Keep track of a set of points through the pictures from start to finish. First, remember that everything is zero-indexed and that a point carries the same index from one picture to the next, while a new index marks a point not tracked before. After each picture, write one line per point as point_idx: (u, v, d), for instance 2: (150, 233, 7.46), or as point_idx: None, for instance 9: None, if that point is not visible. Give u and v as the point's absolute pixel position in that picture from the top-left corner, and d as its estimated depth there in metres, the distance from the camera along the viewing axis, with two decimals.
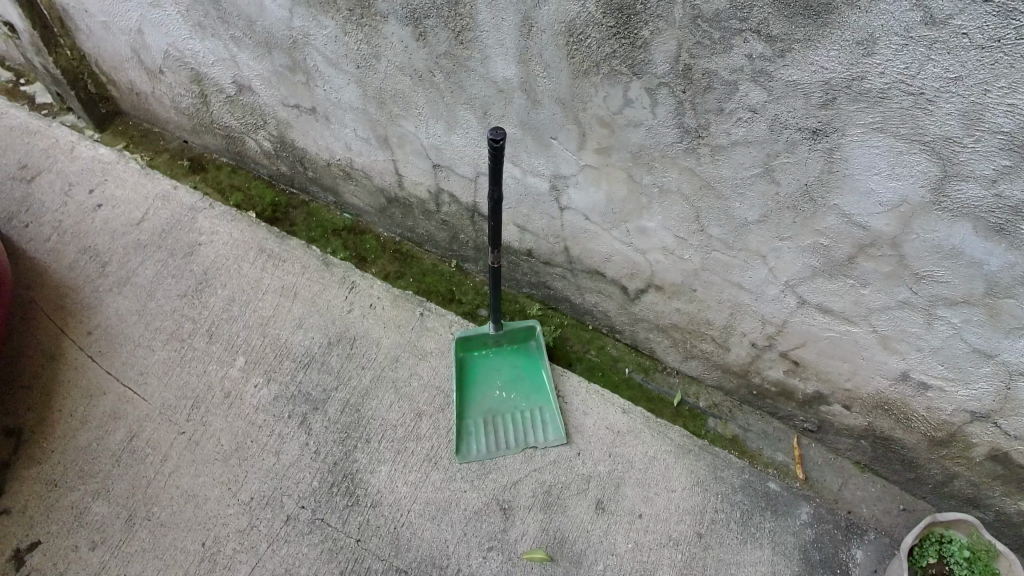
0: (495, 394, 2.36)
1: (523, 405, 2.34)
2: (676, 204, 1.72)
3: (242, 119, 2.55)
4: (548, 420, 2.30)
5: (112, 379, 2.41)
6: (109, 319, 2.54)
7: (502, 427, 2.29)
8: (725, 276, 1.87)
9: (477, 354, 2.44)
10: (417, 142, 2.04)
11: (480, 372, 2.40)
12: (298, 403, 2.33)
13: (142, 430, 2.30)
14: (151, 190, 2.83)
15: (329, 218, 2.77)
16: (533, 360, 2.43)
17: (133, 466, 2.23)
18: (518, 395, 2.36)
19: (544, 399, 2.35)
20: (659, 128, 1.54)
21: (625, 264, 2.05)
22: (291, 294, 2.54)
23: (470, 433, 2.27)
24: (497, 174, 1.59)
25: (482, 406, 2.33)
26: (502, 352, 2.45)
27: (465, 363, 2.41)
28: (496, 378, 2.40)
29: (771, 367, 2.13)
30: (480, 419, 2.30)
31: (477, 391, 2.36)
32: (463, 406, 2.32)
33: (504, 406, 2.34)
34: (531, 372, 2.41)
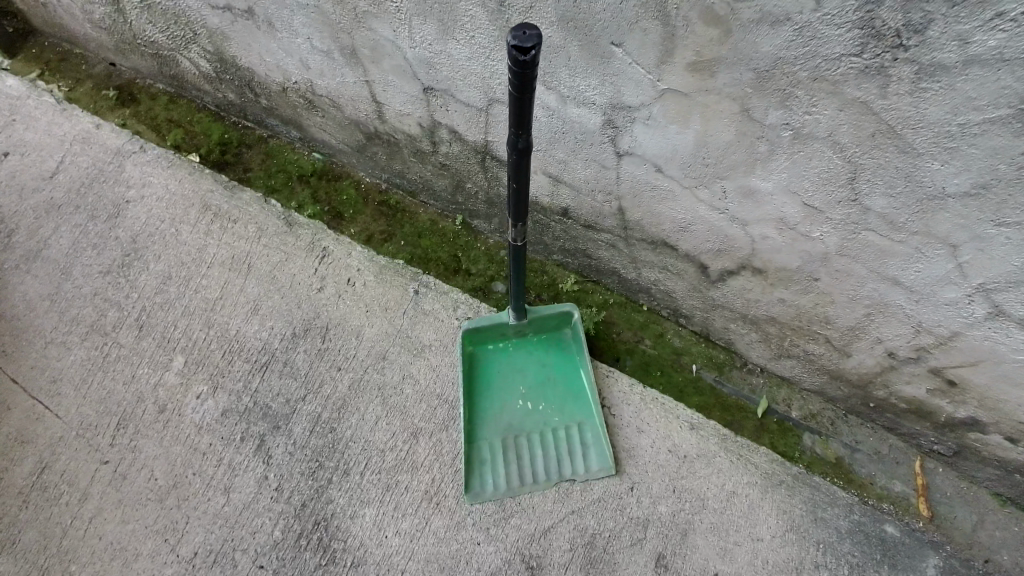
0: (518, 405, 1.64)
1: (557, 420, 1.62)
2: (819, 159, 1.06)
3: (166, 31, 1.83)
4: (592, 442, 1.59)
5: (18, 390, 1.71)
6: (16, 307, 1.81)
7: (527, 452, 1.59)
8: (870, 262, 1.22)
9: (492, 348, 1.71)
10: (397, 56, 1.36)
11: (496, 373, 1.68)
12: (254, 420, 1.65)
13: (56, 460, 1.62)
14: (68, 130, 2.02)
15: (292, 159, 2.01)
16: (569, 356, 1.69)
17: (44, 510, 1.57)
18: (549, 406, 1.64)
19: (585, 412, 1.63)
20: (819, 30, 0.89)
21: (711, 235, 1.37)
22: (243, 268, 1.83)
23: (483, 462, 1.57)
24: (524, 115, 0.90)
25: (499, 423, 1.62)
26: (525, 344, 1.71)
27: (474, 361, 1.69)
28: (519, 382, 1.67)
29: (909, 381, 1.47)
30: (497, 442, 1.60)
31: (492, 401, 1.64)
32: (473, 424, 1.61)
33: (530, 423, 1.62)
34: (566, 373, 1.68)
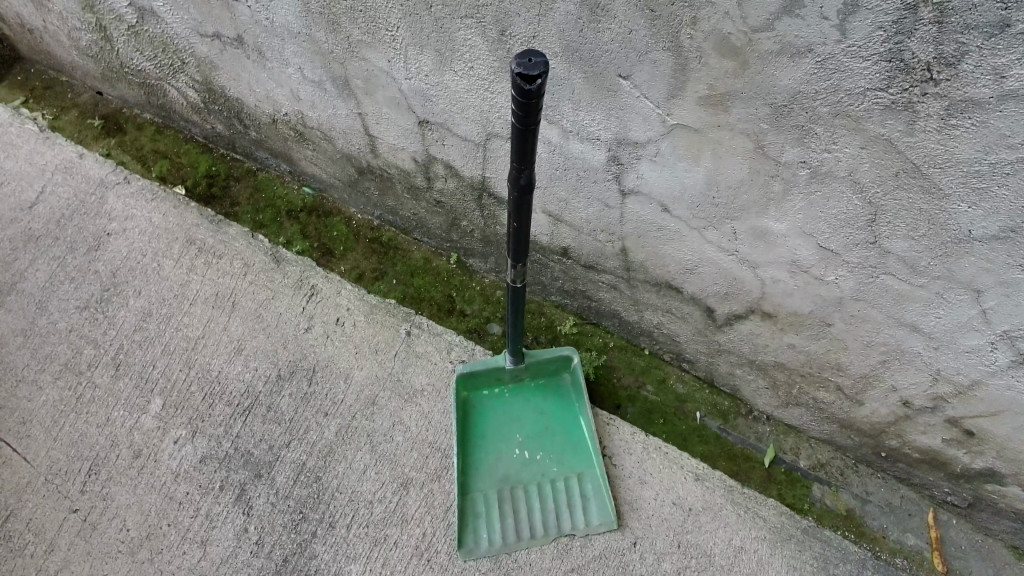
0: (514, 454, 1.55)
1: (556, 470, 1.53)
2: (838, 199, 1.01)
3: (154, 59, 1.77)
4: (592, 494, 1.50)
5: None
6: None
7: (524, 505, 1.49)
8: (887, 308, 1.15)
9: (487, 394, 1.62)
10: (393, 87, 1.31)
11: (491, 420, 1.59)
12: (234, 467, 1.55)
13: (22, 508, 1.52)
14: (50, 159, 1.93)
15: (281, 194, 1.92)
16: (568, 403, 1.61)
17: (7, 563, 1.46)
18: (547, 455, 1.55)
19: (585, 463, 1.53)
20: (843, 63, 0.84)
21: (718, 277, 1.30)
22: (227, 306, 1.73)
23: (478, 516, 1.47)
24: (526, 139, 0.82)
25: (495, 473, 1.52)
26: (522, 390, 1.63)
27: (468, 407, 1.60)
28: (516, 430, 1.58)
29: (923, 431, 1.39)
30: (492, 494, 1.50)
31: (487, 450, 1.55)
32: (466, 474, 1.51)
33: (527, 473, 1.52)
34: (565, 420, 1.59)
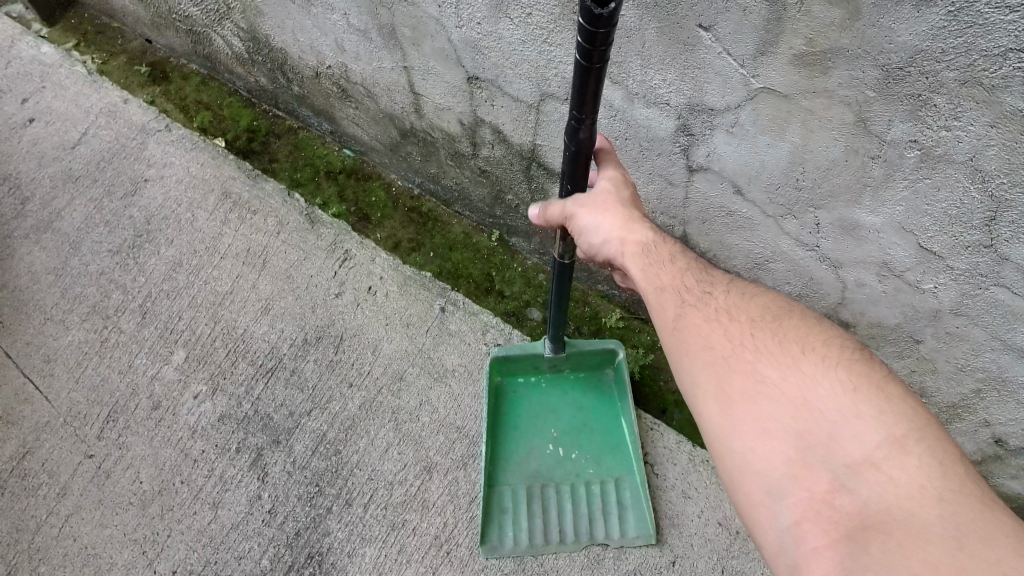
0: (548, 449, 1.41)
1: (592, 472, 1.39)
2: (950, 189, 0.84)
3: (201, 3, 1.70)
4: (630, 503, 1.36)
5: (11, 366, 1.57)
6: (20, 278, 1.67)
7: (555, 505, 1.36)
8: (993, 327, 0.98)
9: (522, 381, 1.48)
10: (441, 36, 1.18)
11: (525, 411, 1.45)
12: (252, 431, 1.47)
13: (39, 447, 1.48)
14: (95, 101, 1.88)
15: (322, 154, 1.83)
16: (611, 400, 1.46)
17: (21, 500, 1.43)
18: (584, 455, 1.41)
19: (625, 467, 1.39)
20: (983, 14, 0.68)
21: (792, 275, 1.14)
22: (257, 263, 1.64)
23: (504, 512, 1.35)
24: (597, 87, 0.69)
25: (525, 467, 1.39)
26: (561, 381, 1.48)
27: (500, 394, 1.47)
28: (551, 423, 1.44)
29: (1015, 474, 1.20)
30: (521, 490, 1.37)
31: (518, 442, 1.42)
32: (494, 466, 1.39)
33: (560, 472, 1.39)
34: (606, 418, 1.44)
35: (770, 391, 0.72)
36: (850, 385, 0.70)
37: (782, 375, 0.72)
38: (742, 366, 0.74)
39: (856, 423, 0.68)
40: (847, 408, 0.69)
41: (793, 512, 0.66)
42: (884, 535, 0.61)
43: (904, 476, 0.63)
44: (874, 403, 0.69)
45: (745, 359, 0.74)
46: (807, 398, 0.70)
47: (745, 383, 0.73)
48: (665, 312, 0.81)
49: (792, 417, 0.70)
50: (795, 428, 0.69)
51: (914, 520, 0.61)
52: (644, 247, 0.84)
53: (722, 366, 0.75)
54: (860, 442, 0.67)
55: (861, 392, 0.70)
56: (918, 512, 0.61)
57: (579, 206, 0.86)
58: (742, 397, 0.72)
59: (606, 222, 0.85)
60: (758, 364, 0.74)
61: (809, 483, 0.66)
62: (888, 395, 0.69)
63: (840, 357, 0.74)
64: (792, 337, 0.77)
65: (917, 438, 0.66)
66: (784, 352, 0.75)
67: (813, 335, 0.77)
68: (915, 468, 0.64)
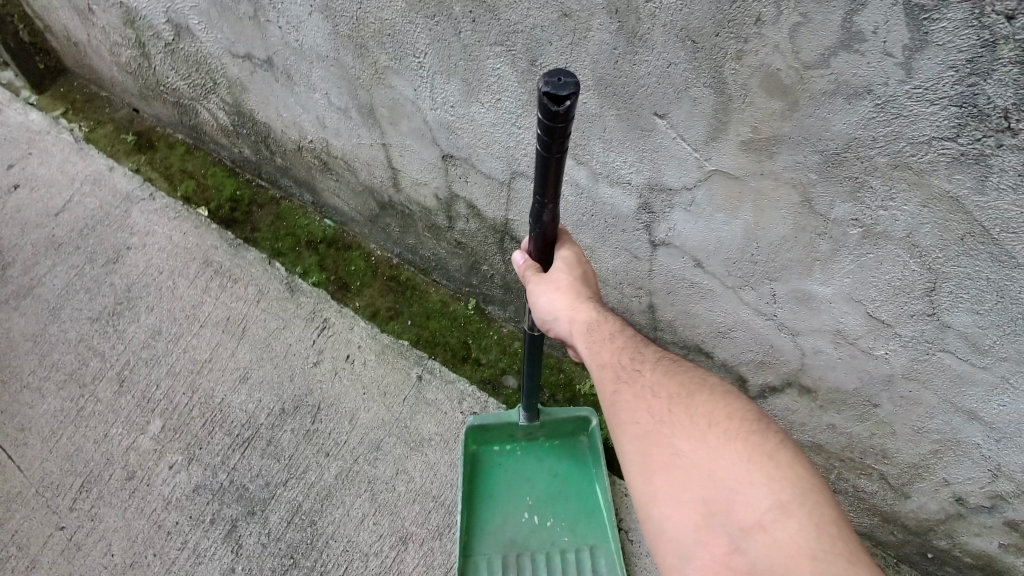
0: (523, 518, 1.42)
1: (567, 540, 1.39)
2: (893, 263, 0.90)
3: (188, 79, 1.77)
4: (605, 569, 1.35)
5: None
6: None
7: (529, 574, 1.35)
8: (943, 390, 1.03)
9: (498, 450, 1.50)
10: (418, 117, 1.25)
11: (500, 480, 1.47)
12: (227, 501, 1.46)
13: (9, 518, 1.46)
14: (80, 169, 1.93)
15: (303, 223, 1.87)
16: (585, 467, 1.47)
17: None
18: (559, 523, 1.41)
19: (599, 534, 1.39)
20: (906, 107, 0.74)
21: (754, 343, 1.19)
22: (237, 331, 1.66)
23: None
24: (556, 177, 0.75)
25: (501, 536, 1.40)
26: (536, 449, 1.50)
27: (476, 463, 1.48)
28: (527, 492, 1.45)
29: (978, 534, 1.23)
30: (496, 559, 1.37)
31: (493, 511, 1.43)
32: (470, 535, 1.39)
33: (536, 541, 1.39)
34: (580, 486, 1.45)
35: (681, 463, 0.76)
36: (749, 455, 0.74)
37: (691, 447, 0.76)
38: (660, 439, 0.78)
39: (752, 491, 0.72)
40: (746, 478, 0.73)
41: (698, 575, 0.71)
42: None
43: (788, 541, 0.68)
44: (768, 472, 0.73)
45: (662, 432, 0.78)
46: (711, 468, 0.75)
47: (660, 456, 0.77)
48: (604, 388, 0.85)
49: (698, 486, 0.74)
50: (700, 497, 0.74)
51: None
52: (590, 327, 0.87)
53: (641, 439, 0.79)
54: (755, 509, 0.71)
55: (758, 461, 0.74)
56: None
57: (535, 287, 0.92)
58: (658, 470, 0.77)
59: (557, 303, 0.90)
60: (672, 437, 0.78)
61: (711, 550, 0.71)
62: (782, 463, 0.74)
63: (742, 426, 0.77)
64: (702, 405, 0.80)
65: (802, 505, 0.70)
66: (694, 421, 0.79)
67: (722, 404, 0.81)
68: (799, 533, 0.68)
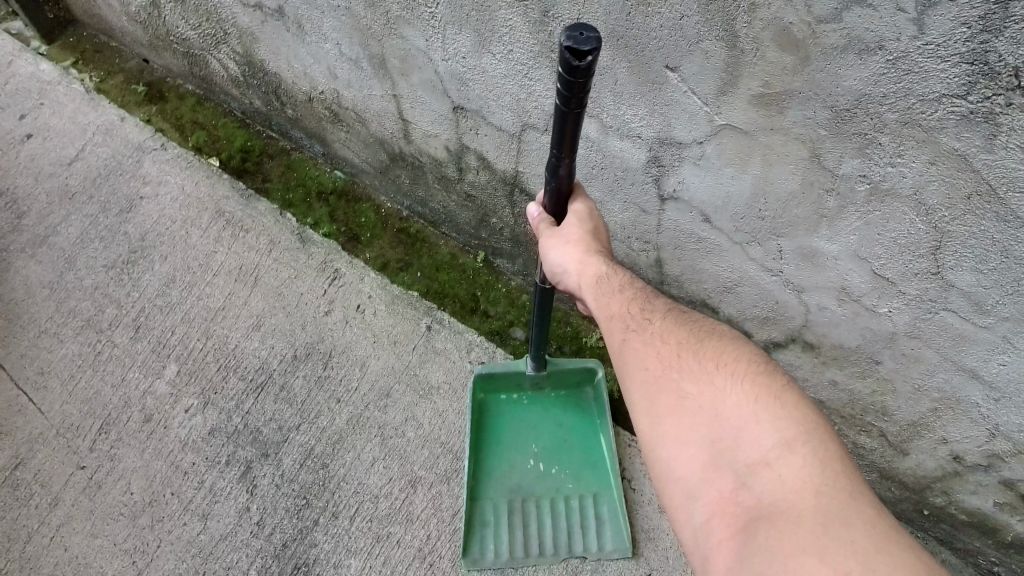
0: (529, 465, 1.46)
1: (570, 487, 1.43)
2: (900, 220, 0.90)
3: (199, 28, 1.77)
4: (607, 517, 1.40)
5: (5, 378, 1.60)
6: (15, 291, 1.71)
7: (534, 519, 1.40)
8: (945, 349, 1.04)
9: (505, 399, 1.54)
10: (429, 68, 1.25)
11: (507, 427, 1.50)
12: (241, 444, 1.50)
13: (31, 457, 1.51)
14: (93, 120, 1.94)
15: (314, 175, 1.88)
16: (590, 417, 1.51)
17: (12, 509, 1.45)
18: (563, 470, 1.45)
19: (602, 482, 1.43)
20: (918, 63, 0.74)
21: (759, 299, 1.21)
22: (249, 280, 1.69)
23: (485, 525, 1.38)
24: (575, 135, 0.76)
25: (506, 482, 1.43)
26: (542, 399, 1.54)
27: (482, 409, 1.51)
28: (532, 439, 1.49)
29: (974, 491, 1.25)
30: (502, 503, 1.41)
31: (498, 457, 1.46)
32: (476, 479, 1.43)
33: (540, 487, 1.43)
34: (584, 436, 1.49)
35: (688, 405, 0.79)
36: (754, 396, 0.77)
37: (698, 390, 0.79)
38: (668, 383, 0.81)
39: (755, 428, 0.74)
40: (750, 417, 0.75)
41: (703, 511, 0.73)
42: (769, 526, 0.67)
43: (790, 474, 0.70)
44: (772, 410, 0.75)
45: (671, 377, 0.82)
46: (717, 410, 0.77)
47: (669, 400, 0.80)
48: (614, 337, 0.88)
49: (704, 427, 0.77)
50: (707, 437, 0.76)
51: (794, 513, 0.67)
52: (599, 279, 0.90)
53: (651, 385, 0.82)
54: (757, 446, 0.73)
55: (761, 401, 0.76)
56: (798, 506, 0.67)
57: (547, 239, 0.94)
58: (666, 412, 0.79)
59: (565, 254, 0.92)
60: (680, 382, 0.81)
61: (717, 485, 0.73)
62: (787, 403, 0.76)
63: (749, 370, 0.80)
64: (711, 354, 0.83)
65: (805, 441, 0.72)
66: (702, 367, 0.82)
67: (730, 352, 0.83)
68: (800, 467, 0.70)
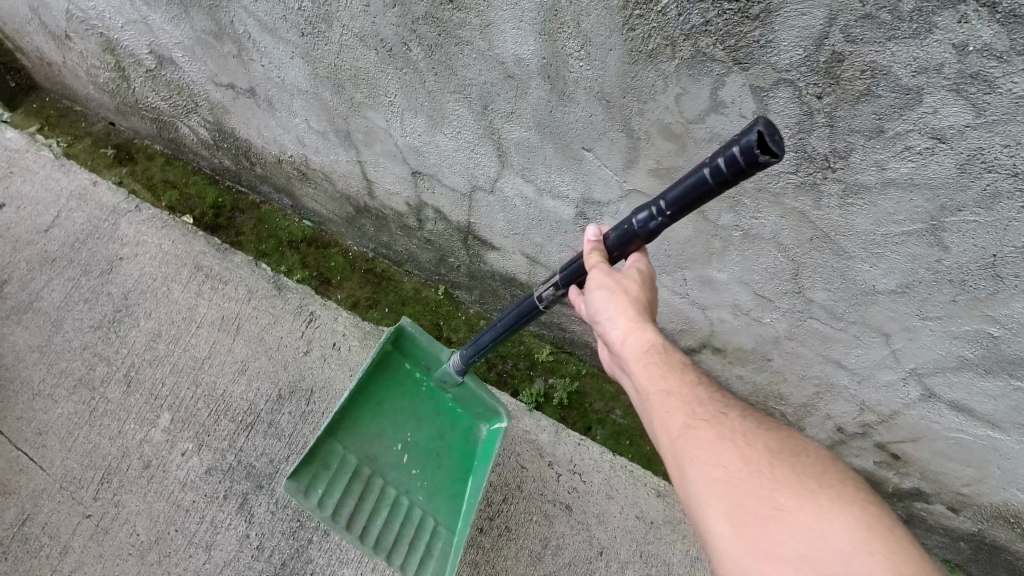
0: (395, 449, 1.56)
1: (419, 496, 1.53)
2: (767, 255, 1.19)
3: (169, 100, 1.96)
4: (432, 543, 1.48)
5: (4, 440, 1.76)
6: (6, 358, 1.86)
7: (369, 500, 1.49)
8: (817, 347, 1.33)
9: (407, 373, 1.62)
10: (389, 141, 1.49)
11: (396, 399, 1.60)
12: (237, 478, 1.71)
13: (38, 512, 1.68)
14: (65, 186, 2.09)
15: (284, 225, 2.11)
16: (469, 452, 1.60)
17: (24, 561, 1.63)
18: (422, 477, 1.56)
19: (449, 517, 1.51)
20: None
21: (674, 316, 1.49)
22: (232, 329, 1.88)
23: (329, 470, 1.47)
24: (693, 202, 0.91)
25: (367, 447, 1.53)
26: (439, 401, 1.64)
27: (388, 372, 1.60)
28: (411, 429, 1.59)
29: (857, 454, 1.55)
30: (352, 463, 1.50)
31: (377, 422, 1.56)
32: (344, 426, 1.52)
33: (394, 475, 1.54)
34: (455, 461, 1.59)
35: (783, 519, 0.79)
36: (861, 529, 0.77)
37: (796, 506, 0.80)
38: (760, 492, 0.82)
39: (868, 561, 0.73)
40: (860, 544, 0.75)
41: None
42: None
43: None
44: (882, 546, 0.75)
45: (764, 487, 0.83)
46: (820, 531, 0.77)
47: (761, 507, 0.80)
48: (678, 422, 0.93)
49: (802, 547, 0.76)
50: (807, 557, 0.75)
51: None
52: (649, 348, 1.02)
53: (732, 487, 0.83)
54: None
55: (872, 535, 0.77)
56: None
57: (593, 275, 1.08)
58: (756, 522, 0.79)
59: (610, 310, 1.07)
60: (773, 492, 0.82)
61: None
62: (895, 542, 0.76)
63: (853, 500, 0.82)
64: (812, 474, 0.86)
65: None
66: (802, 485, 0.84)
67: (828, 479, 0.86)
68: None
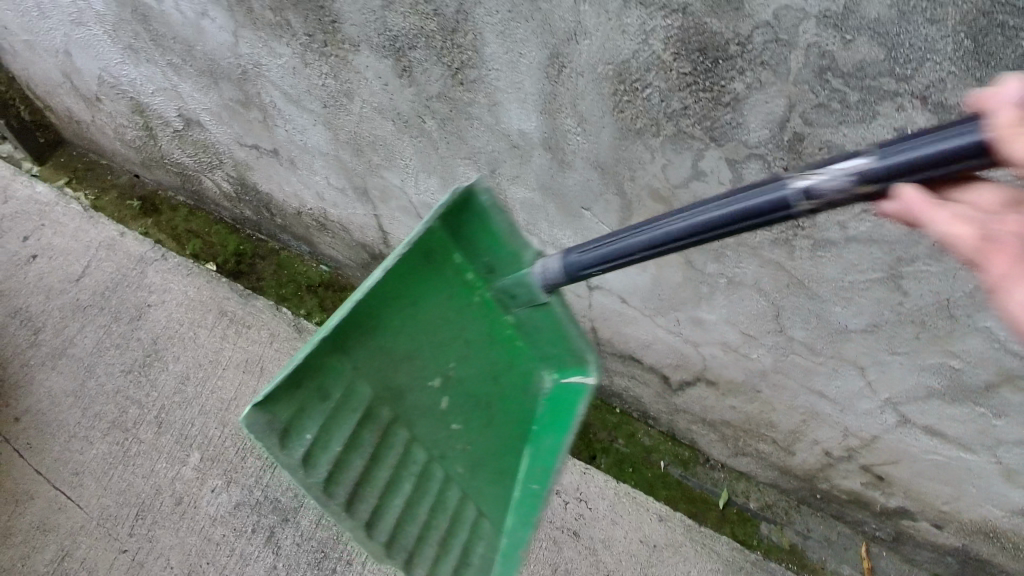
0: (430, 389, 1.19)
1: (455, 464, 1.21)
2: (750, 298, 1.32)
3: (195, 156, 2.10)
4: (466, 531, 1.21)
5: (43, 480, 1.88)
6: (42, 402, 1.99)
7: (388, 458, 1.17)
8: (800, 379, 1.46)
9: (456, 278, 1.16)
10: (404, 197, 1.63)
11: (433, 312, 1.15)
12: (264, 513, 1.82)
13: (76, 547, 1.79)
14: (94, 237, 2.23)
15: (303, 270, 2.25)
16: (525, 407, 1.24)
17: None
18: (461, 435, 1.21)
19: (488, 501, 1.22)
20: None
21: (670, 352, 1.62)
22: (256, 370, 2.00)
23: (336, 406, 1.12)
24: None
25: (393, 379, 1.16)
26: (494, 326, 1.20)
27: (430, 264, 1.12)
28: (456, 359, 1.20)
29: (845, 476, 1.67)
30: (368, 404, 1.15)
31: (406, 345, 1.16)
32: (361, 341, 1.12)
33: (425, 424, 1.20)
34: (507, 418, 1.24)
35: None
36: None
37: None
38: None
39: None
40: None
41: None
42: None
43: None
44: None
45: None
46: None
47: None
48: None
49: None
50: None
51: None
52: None
53: None
54: None
55: None
56: None
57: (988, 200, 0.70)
58: None
59: None
60: None
61: None
62: None
63: None
64: None
65: None
66: None
67: None
68: None
